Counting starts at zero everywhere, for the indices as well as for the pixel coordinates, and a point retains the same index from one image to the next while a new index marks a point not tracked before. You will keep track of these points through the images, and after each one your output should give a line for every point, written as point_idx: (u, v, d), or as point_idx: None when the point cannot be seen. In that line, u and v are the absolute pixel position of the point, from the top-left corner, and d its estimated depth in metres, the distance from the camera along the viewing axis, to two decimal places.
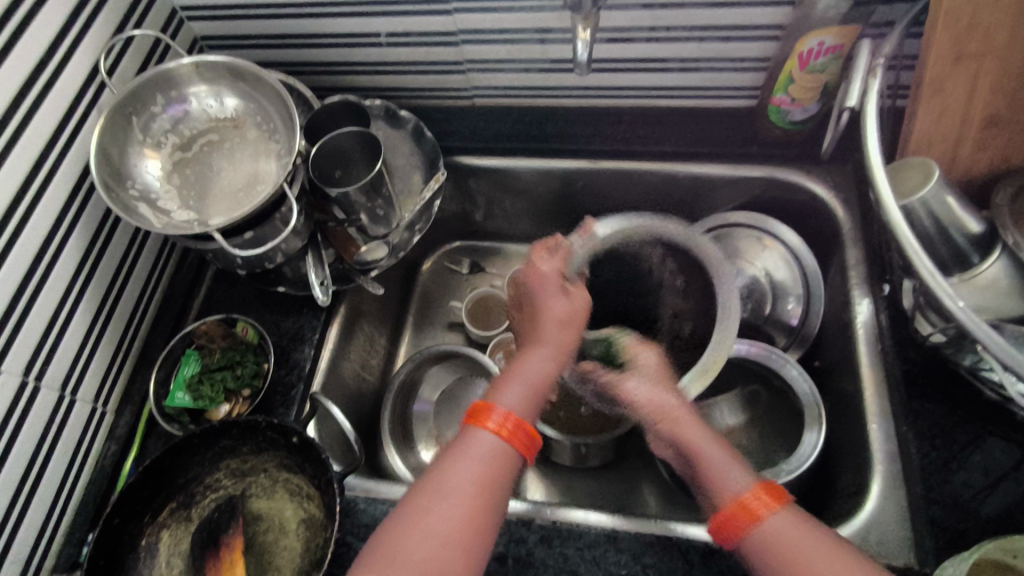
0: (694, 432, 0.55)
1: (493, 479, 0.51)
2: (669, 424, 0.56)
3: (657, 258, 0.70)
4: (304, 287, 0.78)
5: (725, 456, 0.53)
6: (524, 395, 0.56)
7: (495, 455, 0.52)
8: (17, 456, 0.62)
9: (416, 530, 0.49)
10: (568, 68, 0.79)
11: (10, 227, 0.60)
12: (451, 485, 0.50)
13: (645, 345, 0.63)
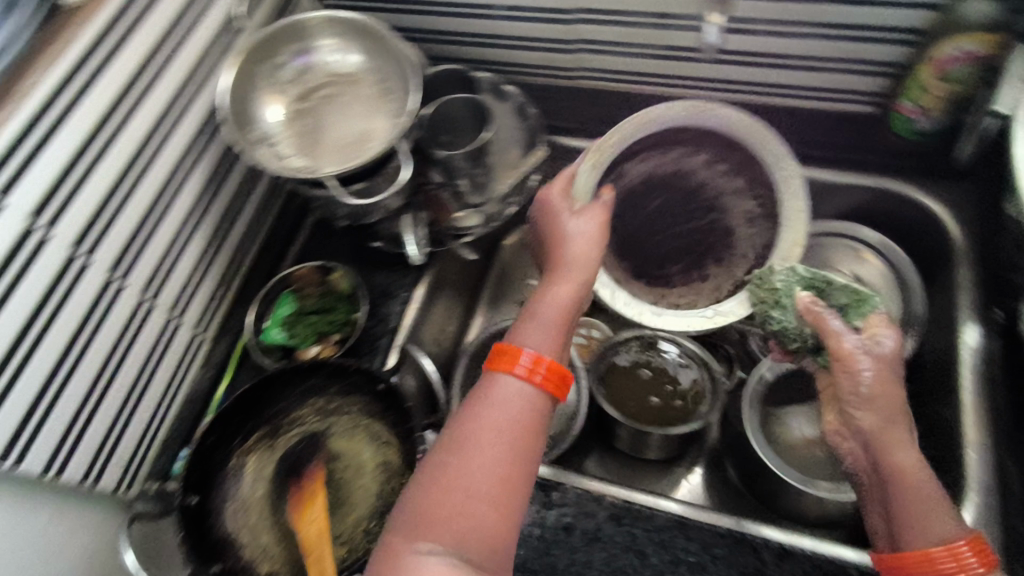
0: (909, 454, 0.53)
1: (524, 423, 0.51)
2: (883, 431, 0.54)
3: (705, 165, 0.73)
4: (399, 245, 0.80)
5: (941, 499, 0.51)
6: (547, 330, 0.56)
7: (523, 400, 0.52)
8: (128, 369, 0.67)
9: (450, 486, 0.48)
10: (683, 56, 0.77)
11: (147, 153, 0.63)
12: (483, 438, 0.49)
13: (889, 324, 0.59)
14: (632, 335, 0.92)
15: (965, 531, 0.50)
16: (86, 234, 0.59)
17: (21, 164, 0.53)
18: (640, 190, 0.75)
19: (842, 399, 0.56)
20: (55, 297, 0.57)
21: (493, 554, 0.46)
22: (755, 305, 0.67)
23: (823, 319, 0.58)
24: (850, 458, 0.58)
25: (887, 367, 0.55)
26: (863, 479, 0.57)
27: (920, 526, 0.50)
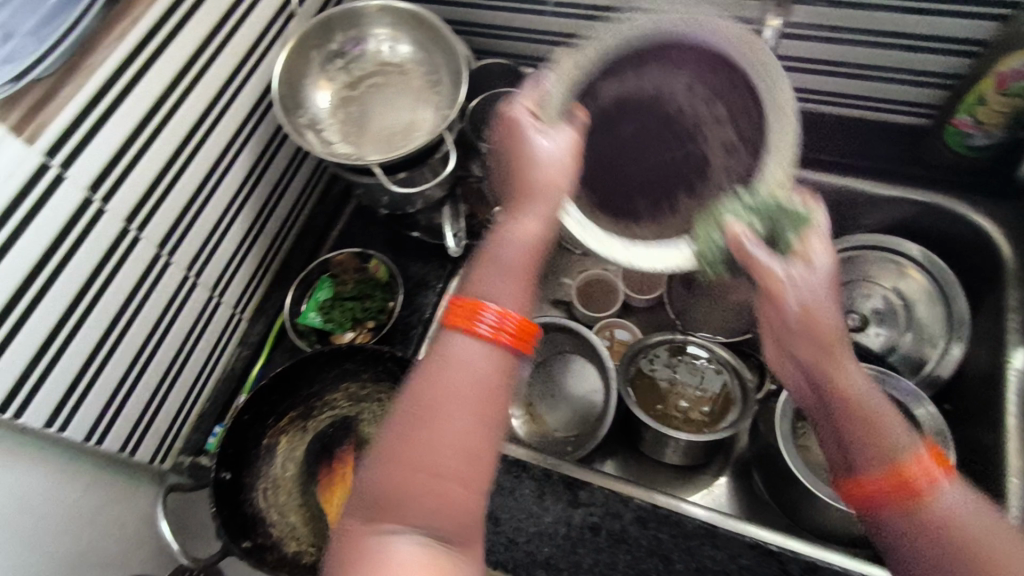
0: (853, 374, 0.45)
1: (494, 395, 0.38)
2: (803, 353, 0.45)
3: (683, 88, 0.63)
4: (437, 236, 0.80)
5: (884, 409, 0.44)
6: (511, 284, 0.41)
7: (491, 368, 0.38)
8: (169, 342, 0.68)
9: (409, 469, 0.36)
10: None
11: (199, 132, 0.64)
12: (445, 409, 0.37)
13: (824, 237, 0.48)
14: (665, 338, 0.90)
15: (920, 442, 0.43)
16: (138, 209, 0.60)
17: (85, 136, 0.53)
18: (613, 114, 0.65)
19: (779, 341, 0.47)
20: (107, 268, 0.59)
21: (466, 536, 0.38)
22: (699, 229, 0.58)
23: (744, 250, 0.47)
24: (795, 389, 0.48)
25: (817, 292, 0.45)
26: (808, 408, 0.48)
27: (876, 441, 0.43)
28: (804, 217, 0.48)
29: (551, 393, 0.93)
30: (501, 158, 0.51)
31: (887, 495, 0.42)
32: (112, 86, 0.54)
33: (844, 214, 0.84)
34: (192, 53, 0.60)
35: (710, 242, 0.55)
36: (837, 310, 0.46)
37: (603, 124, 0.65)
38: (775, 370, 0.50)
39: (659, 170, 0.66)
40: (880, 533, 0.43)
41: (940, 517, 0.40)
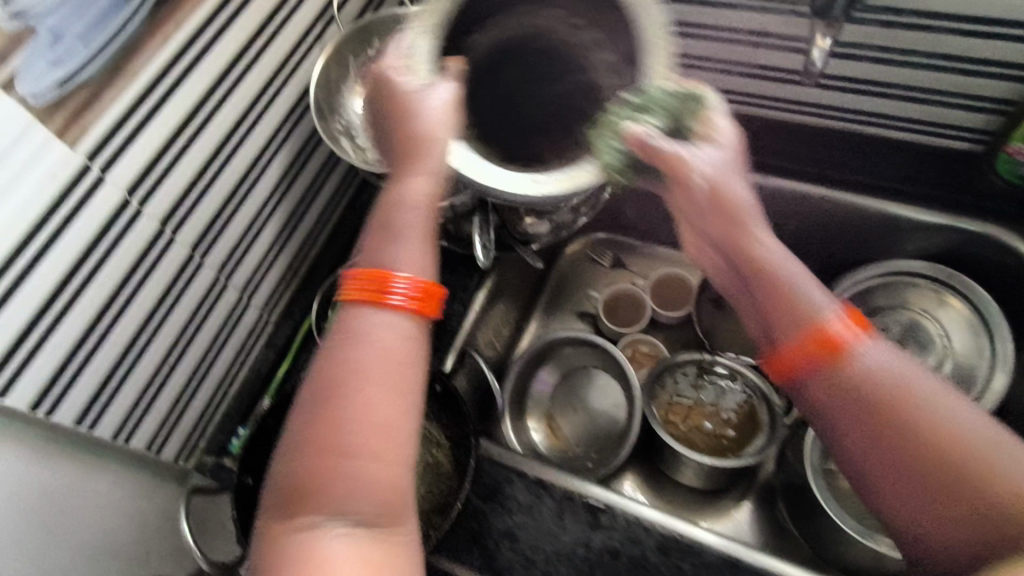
0: (763, 235, 0.50)
1: (403, 360, 0.42)
2: (716, 225, 0.51)
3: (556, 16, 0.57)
4: (465, 245, 0.79)
5: (798, 276, 0.49)
6: (408, 241, 0.46)
7: (398, 337, 0.42)
8: (199, 342, 0.69)
9: (327, 451, 0.39)
10: (778, 77, 0.74)
11: (235, 137, 0.65)
12: (359, 375, 0.40)
13: (732, 122, 0.53)
14: (693, 358, 0.88)
15: (834, 304, 0.48)
16: (173, 213, 0.61)
17: (123, 141, 0.54)
18: (491, 62, 0.57)
19: (699, 226, 0.53)
20: (140, 270, 0.59)
21: (393, 515, 0.40)
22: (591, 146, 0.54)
23: (658, 142, 0.50)
24: (712, 270, 0.55)
25: (724, 174, 0.50)
26: (727, 289, 0.54)
27: (789, 307, 0.48)
28: (695, 95, 0.52)
29: (573, 407, 0.92)
30: (374, 117, 0.53)
31: (809, 356, 0.46)
32: (154, 91, 0.54)
33: (882, 239, 0.81)
34: (232, 58, 0.61)
35: (608, 151, 0.52)
36: (748, 188, 0.52)
37: (489, 58, 0.57)
38: (690, 251, 0.56)
39: (547, 108, 0.57)
40: (810, 407, 0.47)
41: (861, 375, 0.44)
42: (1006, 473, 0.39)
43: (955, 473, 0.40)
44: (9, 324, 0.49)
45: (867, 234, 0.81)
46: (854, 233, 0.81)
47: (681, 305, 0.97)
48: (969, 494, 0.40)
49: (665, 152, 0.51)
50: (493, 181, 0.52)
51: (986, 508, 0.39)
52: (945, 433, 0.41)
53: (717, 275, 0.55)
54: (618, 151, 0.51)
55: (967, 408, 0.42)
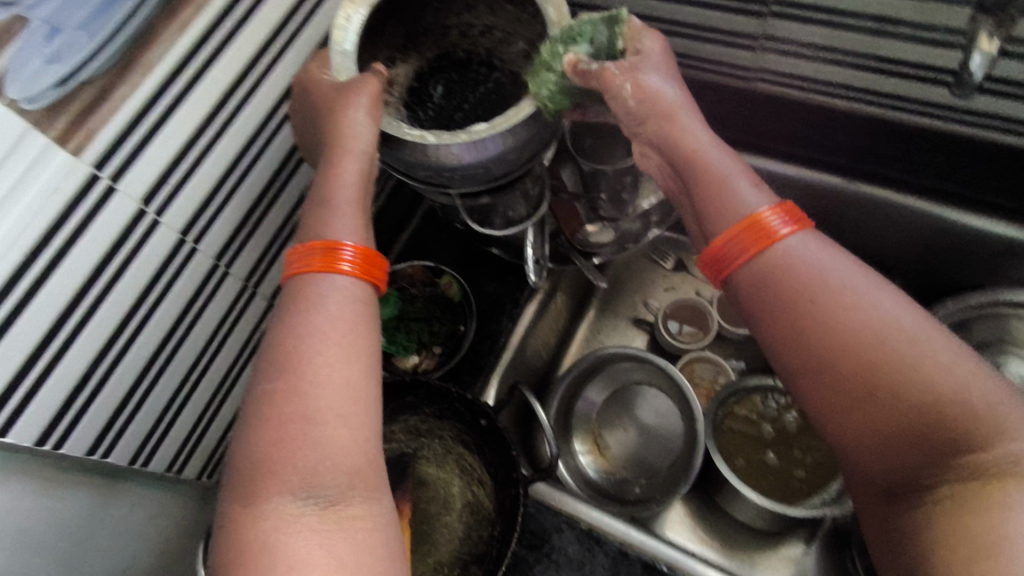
0: (691, 129, 0.47)
1: (351, 319, 0.41)
2: (653, 130, 0.49)
3: (458, 43, 0.65)
4: (516, 254, 0.70)
5: (726, 171, 0.45)
6: (348, 214, 0.46)
7: (344, 300, 0.42)
8: (226, 351, 0.64)
9: (285, 420, 0.37)
10: (905, 72, 0.62)
11: (262, 136, 0.57)
12: (304, 338, 0.39)
13: (654, 32, 0.51)
14: (765, 384, 0.79)
15: (768, 199, 0.43)
16: (194, 221, 0.54)
17: (135, 148, 0.46)
18: (417, 85, 0.64)
19: (634, 128, 0.50)
20: (158, 286, 0.53)
21: (365, 483, 0.38)
22: (529, 84, 0.52)
23: (598, 73, 0.49)
24: (653, 171, 0.51)
25: (648, 74, 0.48)
26: (674, 192, 0.51)
27: (729, 215, 0.43)
28: (618, 19, 0.51)
29: (624, 426, 0.83)
30: (302, 127, 0.54)
31: (740, 254, 0.42)
32: (172, 83, 0.47)
33: (987, 265, 0.74)
34: (258, 46, 0.53)
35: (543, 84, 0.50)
36: (673, 84, 0.49)
37: (419, 75, 0.64)
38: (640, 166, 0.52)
39: (485, 97, 0.62)
40: (744, 314, 0.44)
41: (785, 273, 0.41)
42: (934, 385, 0.35)
43: (882, 376, 0.36)
44: (11, 356, 0.43)
45: (978, 259, 0.75)
46: (964, 255, 0.75)
47: None
48: (893, 400, 0.36)
49: (601, 73, 0.49)
50: (410, 137, 0.49)
51: (911, 416, 0.35)
52: (878, 336, 0.37)
53: (660, 182, 0.51)
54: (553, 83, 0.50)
55: (890, 298, 0.38)
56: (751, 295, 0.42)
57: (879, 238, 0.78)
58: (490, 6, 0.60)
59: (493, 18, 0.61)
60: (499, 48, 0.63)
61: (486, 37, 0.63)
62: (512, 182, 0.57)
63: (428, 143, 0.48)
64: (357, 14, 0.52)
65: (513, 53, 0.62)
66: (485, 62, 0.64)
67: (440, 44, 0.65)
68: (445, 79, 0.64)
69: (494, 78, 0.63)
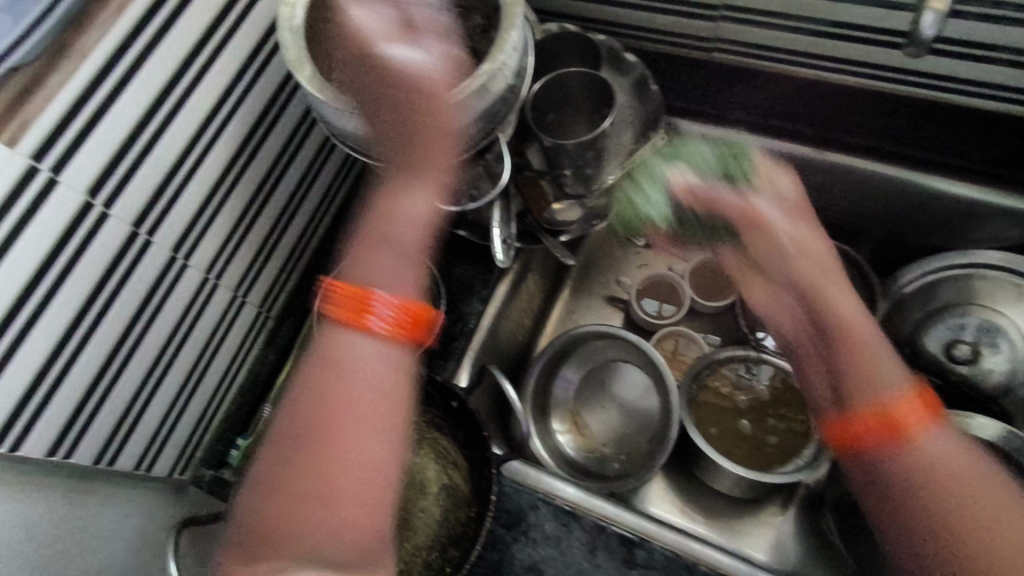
0: (851, 308, 0.52)
1: (379, 403, 0.44)
2: (780, 275, 0.56)
3: None
4: (484, 235, 0.69)
5: (876, 341, 0.51)
6: (405, 262, 0.47)
7: (379, 377, 0.44)
8: (191, 347, 0.62)
9: (301, 495, 0.42)
10: (864, 36, 0.62)
11: (215, 123, 0.55)
12: (336, 402, 0.43)
13: (780, 170, 0.60)
14: (736, 354, 0.79)
15: (905, 379, 0.50)
16: (147, 213, 0.52)
17: (77, 137, 0.44)
18: None
19: (772, 272, 0.56)
20: (112, 282, 0.51)
21: (374, 554, 0.44)
22: (618, 178, 0.69)
23: (738, 204, 0.56)
24: (772, 313, 0.59)
25: (795, 221, 0.55)
26: (801, 344, 0.57)
27: (874, 390, 0.50)
28: (740, 155, 0.62)
29: (602, 404, 0.84)
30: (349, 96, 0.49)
31: (879, 437, 0.49)
32: (112, 70, 0.45)
33: (954, 224, 0.75)
34: (204, 28, 0.51)
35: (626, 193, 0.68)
36: (805, 224, 0.55)
37: None
38: (755, 305, 0.61)
39: None
40: (862, 476, 0.51)
41: (913, 464, 0.48)
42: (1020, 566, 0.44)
43: (960, 547, 0.45)
44: None
45: (940, 222, 0.75)
46: (925, 218, 0.75)
47: (723, 292, 0.88)
48: (963, 560, 0.45)
49: (740, 203, 0.56)
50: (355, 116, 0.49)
51: None
52: (973, 513, 0.45)
53: (790, 328, 0.57)
54: (641, 196, 0.67)
55: (968, 461, 0.48)
56: (895, 473, 0.48)
57: (842, 204, 0.78)
58: None
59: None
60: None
61: None
62: (470, 158, 0.58)
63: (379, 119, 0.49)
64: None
65: None
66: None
67: None
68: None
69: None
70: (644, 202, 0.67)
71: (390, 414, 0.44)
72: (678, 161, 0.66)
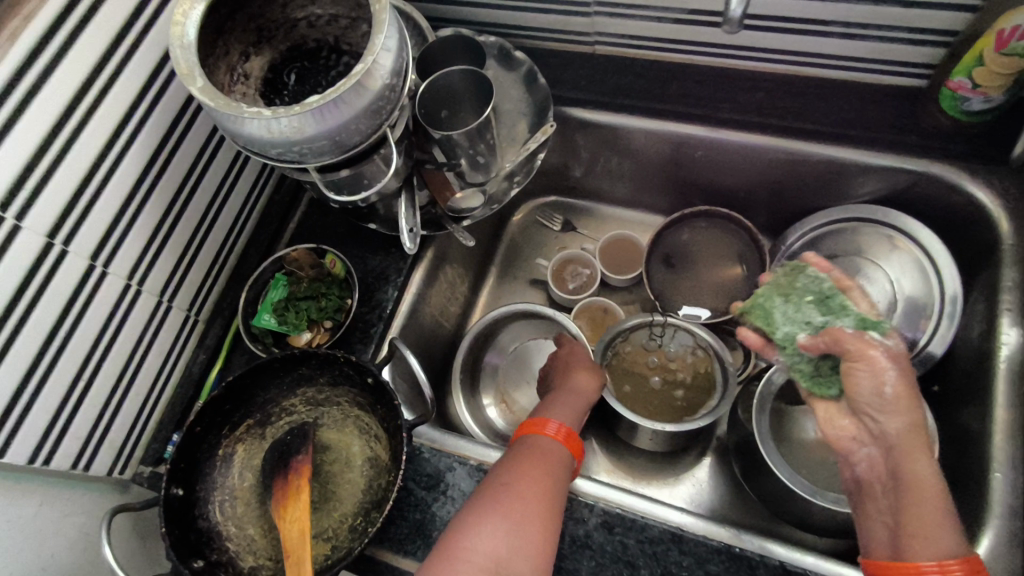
0: (920, 464, 0.50)
1: (554, 486, 0.58)
2: (869, 411, 0.54)
3: (305, 30, 0.68)
4: (394, 227, 0.75)
5: (944, 509, 0.48)
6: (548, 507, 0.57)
7: (547, 474, 0.59)
8: (119, 350, 0.66)
9: (485, 521, 0.54)
10: (712, 21, 0.70)
11: (123, 137, 0.60)
12: (545, 489, 0.57)
13: (901, 357, 0.54)
14: (644, 322, 0.85)
15: (963, 548, 0.46)
16: (61, 223, 0.56)
17: None
18: (273, 77, 0.67)
19: (860, 399, 0.54)
20: (31, 288, 0.55)
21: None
22: (769, 314, 0.67)
23: (828, 336, 0.58)
24: (835, 433, 0.58)
25: (906, 371, 0.53)
26: (878, 487, 0.53)
27: (923, 536, 0.47)
28: (875, 325, 0.57)
29: (525, 379, 0.90)
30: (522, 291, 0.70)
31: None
32: (14, 92, 0.50)
33: (824, 181, 0.80)
34: (102, 54, 0.56)
35: (772, 305, 0.67)
36: (904, 370, 0.53)
37: (271, 66, 0.68)
38: (823, 425, 0.59)
39: (335, 78, 0.66)
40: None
41: None
42: None
43: None
44: None
45: (815, 182, 0.81)
46: (803, 179, 0.81)
47: (630, 268, 0.96)
48: None
49: (837, 339, 0.57)
50: (246, 118, 0.54)
51: None
52: None
53: (862, 471, 0.55)
54: (782, 314, 0.65)
55: None
56: None
57: (723, 179, 0.87)
58: None
59: (336, 7, 0.66)
60: (346, 34, 0.67)
61: (332, 25, 0.68)
62: (366, 153, 0.63)
63: (267, 118, 0.54)
64: (193, 11, 0.57)
65: (360, 36, 0.67)
66: (335, 48, 0.68)
67: (291, 36, 0.68)
68: (298, 68, 0.68)
69: (344, 61, 0.67)
70: (782, 322, 0.64)
71: (553, 496, 0.58)
72: (826, 307, 0.62)
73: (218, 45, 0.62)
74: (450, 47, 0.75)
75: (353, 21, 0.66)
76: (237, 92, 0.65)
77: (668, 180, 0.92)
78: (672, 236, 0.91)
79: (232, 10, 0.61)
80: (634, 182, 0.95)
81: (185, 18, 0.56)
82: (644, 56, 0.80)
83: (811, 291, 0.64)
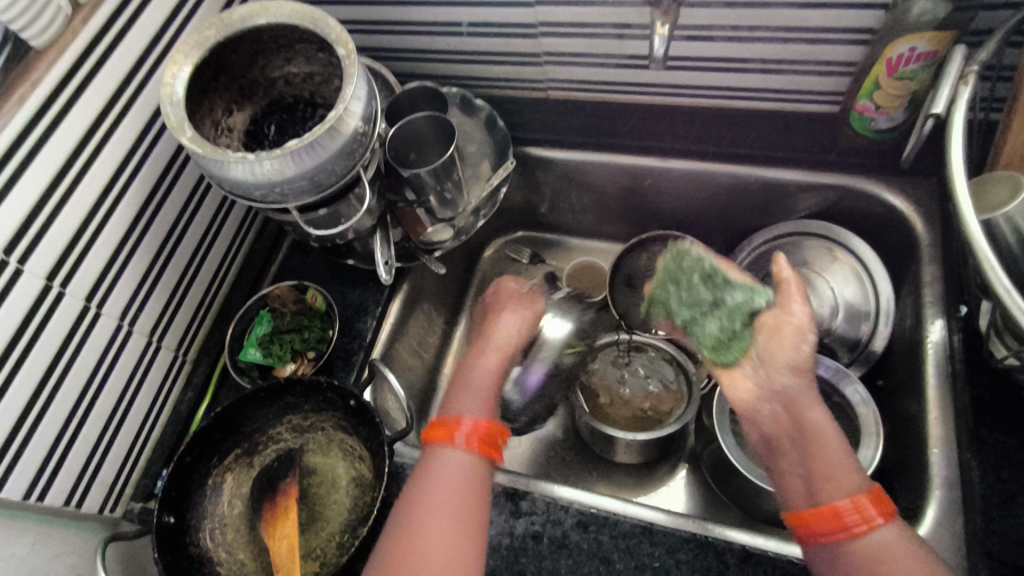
0: (819, 414, 0.56)
1: (467, 489, 0.56)
2: (778, 368, 0.59)
3: (282, 87, 0.75)
4: (371, 262, 0.80)
5: (844, 454, 0.54)
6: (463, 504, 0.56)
7: (462, 476, 0.57)
8: (110, 389, 0.69)
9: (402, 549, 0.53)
10: (643, 64, 0.79)
11: (117, 185, 0.65)
12: (459, 495, 0.56)
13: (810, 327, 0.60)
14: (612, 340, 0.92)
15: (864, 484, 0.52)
16: (60, 266, 0.61)
17: None
18: (255, 130, 0.75)
19: (772, 355, 0.59)
20: (31, 326, 0.59)
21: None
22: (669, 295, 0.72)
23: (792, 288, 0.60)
24: (740, 395, 0.61)
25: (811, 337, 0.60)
26: (784, 442, 0.57)
27: (833, 478, 0.52)
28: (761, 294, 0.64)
29: None
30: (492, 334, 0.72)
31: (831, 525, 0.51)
32: (18, 150, 0.55)
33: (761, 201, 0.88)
34: (99, 113, 0.62)
35: (668, 293, 0.73)
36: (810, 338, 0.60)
37: (252, 121, 0.75)
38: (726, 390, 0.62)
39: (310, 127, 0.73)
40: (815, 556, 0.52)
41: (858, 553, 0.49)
42: None
43: None
44: None
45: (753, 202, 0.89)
46: (745, 202, 0.88)
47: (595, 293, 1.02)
48: None
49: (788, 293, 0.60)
50: (231, 161, 0.60)
51: None
52: None
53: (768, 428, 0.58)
54: (678, 301, 0.71)
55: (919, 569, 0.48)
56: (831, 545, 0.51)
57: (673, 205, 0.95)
58: (305, 56, 0.72)
59: (309, 66, 0.73)
60: (320, 89, 0.75)
61: (307, 82, 0.75)
62: (344, 191, 0.68)
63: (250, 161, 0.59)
64: (181, 72, 0.63)
65: (333, 90, 0.74)
66: (311, 102, 0.76)
67: (270, 94, 0.76)
68: (277, 120, 0.75)
69: (319, 113, 0.74)
70: (680, 307, 0.71)
71: (468, 496, 0.56)
72: (717, 286, 0.68)
73: (204, 104, 0.68)
74: (417, 100, 0.83)
75: (326, 77, 0.74)
76: (223, 144, 0.72)
77: (625, 210, 0.99)
78: (632, 260, 0.96)
79: (216, 71, 0.68)
80: (594, 213, 1.02)
81: (174, 79, 0.62)
82: (594, 98, 0.90)
83: (697, 272, 0.70)
